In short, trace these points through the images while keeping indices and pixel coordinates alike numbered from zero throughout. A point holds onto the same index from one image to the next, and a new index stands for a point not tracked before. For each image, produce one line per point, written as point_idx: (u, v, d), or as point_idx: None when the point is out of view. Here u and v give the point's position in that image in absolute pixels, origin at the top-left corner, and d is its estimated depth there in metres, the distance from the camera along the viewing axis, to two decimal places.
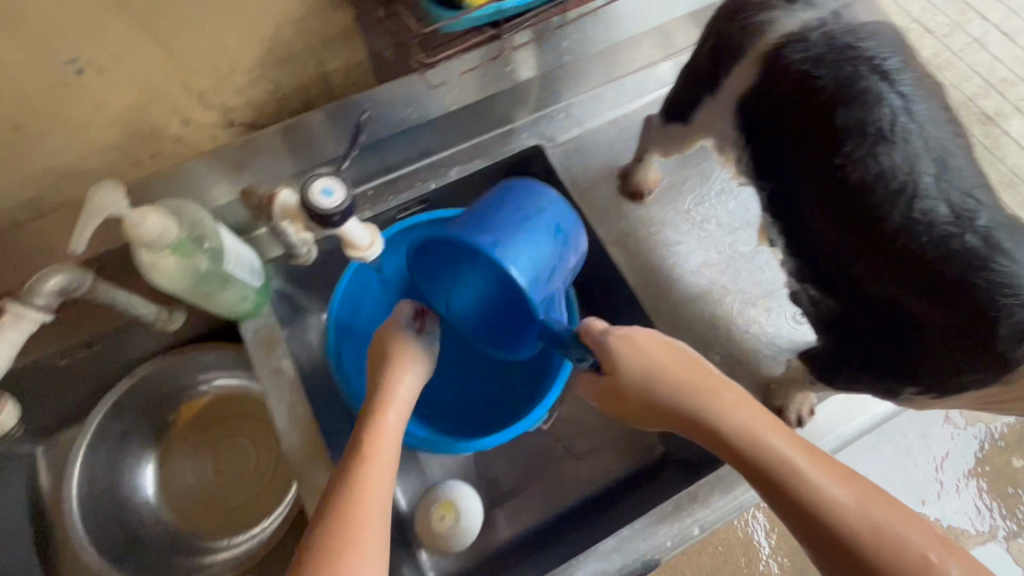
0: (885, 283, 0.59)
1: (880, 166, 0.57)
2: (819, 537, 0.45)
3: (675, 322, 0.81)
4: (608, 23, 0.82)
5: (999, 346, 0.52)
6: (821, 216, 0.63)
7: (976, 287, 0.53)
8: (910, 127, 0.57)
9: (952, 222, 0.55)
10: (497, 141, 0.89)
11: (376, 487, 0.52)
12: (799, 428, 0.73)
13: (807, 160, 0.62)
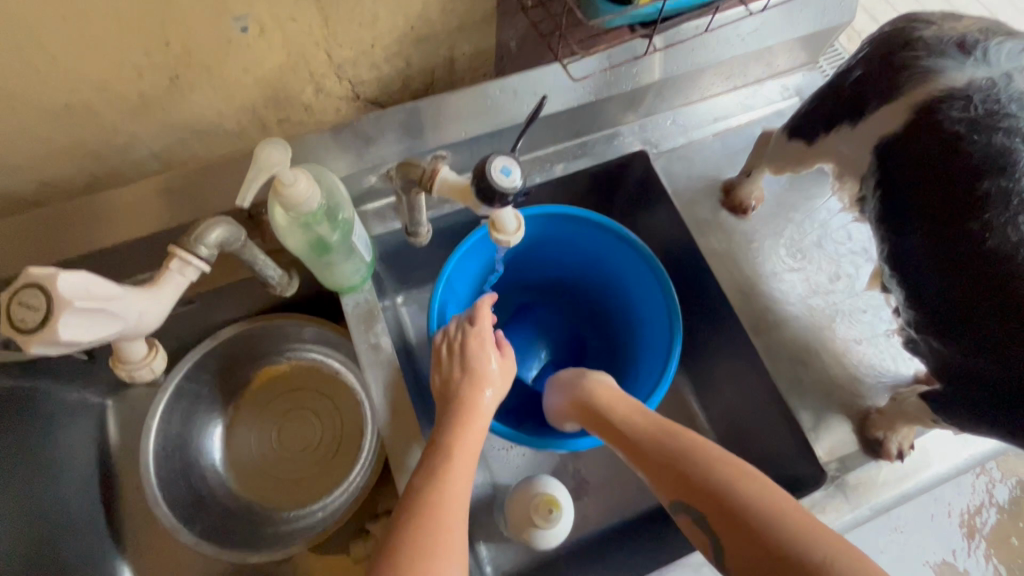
0: (1021, 351, 0.53)
1: (1022, 236, 0.52)
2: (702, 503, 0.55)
3: (774, 340, 0.79)
4: (736, 36, 0.81)
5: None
6: (941, 291, 0.59)
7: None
8: None
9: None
10: (602, 141, 0.89)
11: (452, 489, 0.57)
12: (897, 462, 0.72)
13: (936, 226, 0.57)
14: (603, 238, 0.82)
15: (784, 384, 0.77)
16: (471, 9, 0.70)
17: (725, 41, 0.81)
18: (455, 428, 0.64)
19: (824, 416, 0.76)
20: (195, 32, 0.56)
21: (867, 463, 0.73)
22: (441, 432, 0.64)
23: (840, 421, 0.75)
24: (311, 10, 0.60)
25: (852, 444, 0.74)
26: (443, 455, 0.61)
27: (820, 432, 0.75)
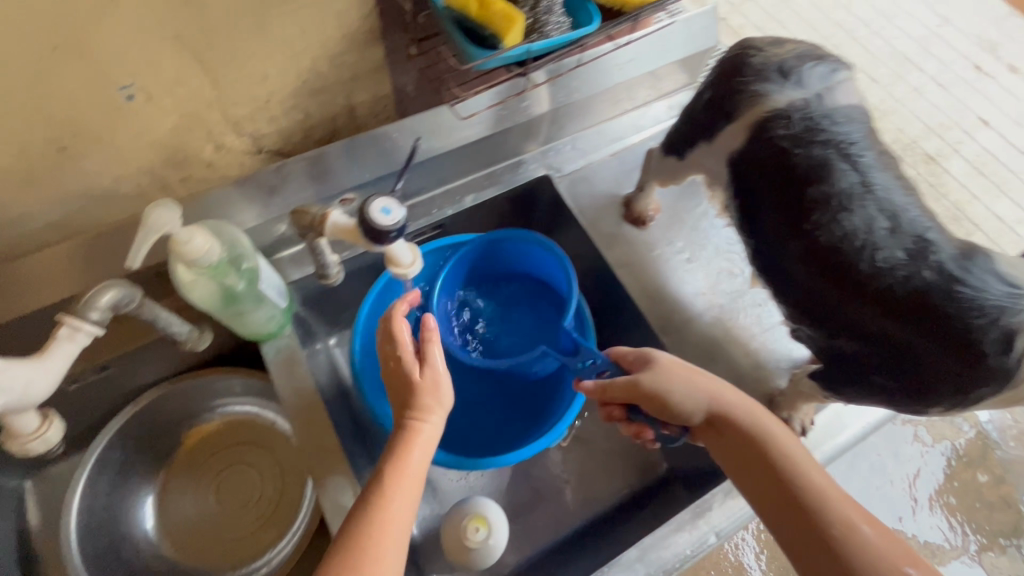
0: (872, 327, 0.59)
1: (846, 228, 0.59)
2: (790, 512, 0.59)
3: (682, 339, 0.85)
4: (615, 64, 0.88)
5: (992, 359, 0.53)
6: (799, 287, 0.65)
7: (950, 316, 0.54)
8: (868, 194, 0.60)
9: (909, 262, 0.57)
10: (508, 169, 0.94)
11: (392, 511, 0.57)
12: (803, 437, 0.78)
13: (784, 229, 0.64)
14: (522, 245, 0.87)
15: None
16: (361, 60, 0.74)
17: (604, 70, 0.88)
18: (393, 446, 0.61)
19: None
20: (80, 105, 0.58)
21: None
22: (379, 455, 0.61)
23: None
24: (196, 73, 0.63)
25: None
26: (380, 479, 0.59)
27: None
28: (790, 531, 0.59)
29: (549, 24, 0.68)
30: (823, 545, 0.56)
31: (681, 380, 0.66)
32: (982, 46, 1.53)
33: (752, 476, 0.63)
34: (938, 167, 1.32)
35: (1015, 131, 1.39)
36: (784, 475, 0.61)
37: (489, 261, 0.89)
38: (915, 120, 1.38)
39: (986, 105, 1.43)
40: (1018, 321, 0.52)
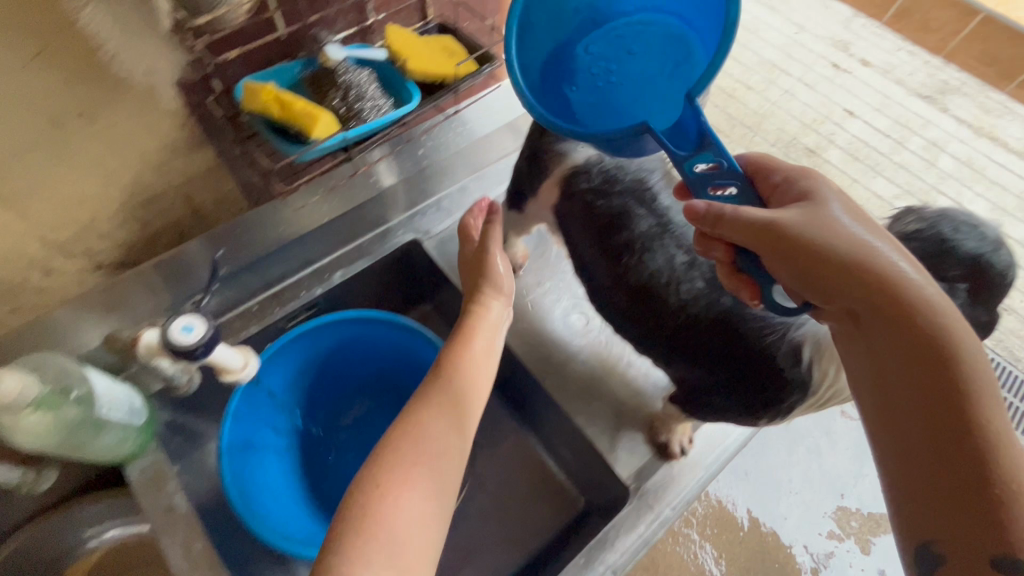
0: (700, 350, 0.65)
1: (655, 263, 0.68)
2: (933, 401, 0.40)
3: (563, 380, 0.88)
4: (454, 131, 0.97)
5: (789, 371, 0.60)
6: (637, 325, 0.71)
7: (747, 334, 0.62)
8: (664, 231, 0.69)
9: (709, 289, 0.65)
10: (376, 240, 0.94)
11: (422, 451, 0.52)
12: (683, 458, 0.81)
13: (610, 274, 0.71)
14: (374, 331, 0.85)
15: (578, 416, 0.85)
16: (189, 165, 0.74)
17: (445, 137, 0.96)
18: (422, 400, 0.58)
19: (618, 434, 0.84)
20: None
21: (663, 468, 0.80)
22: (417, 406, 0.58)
23: (633, 435, 0.84)
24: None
25: (646, 453, 0.82)
26: (420, 423, 0.55)
27: (618, 451, 0.82)
28: (909, 432, 0.40)
29: (364, 105, 0.70)
30: (965, 458, 0.38)
31: (850, 232, 0.46)
32: (836, 46, 1.63)
33: (909, 340, 0.42)
34: (819, 158, 1.42)
35: (876, 115, 1.50)
36: (942, 375, 0.40)
37: (347, 347, 0.87)
38: (793, 119, 1.49)
39: (850, 96, 1.53)
40: (800, 331, 0.60)
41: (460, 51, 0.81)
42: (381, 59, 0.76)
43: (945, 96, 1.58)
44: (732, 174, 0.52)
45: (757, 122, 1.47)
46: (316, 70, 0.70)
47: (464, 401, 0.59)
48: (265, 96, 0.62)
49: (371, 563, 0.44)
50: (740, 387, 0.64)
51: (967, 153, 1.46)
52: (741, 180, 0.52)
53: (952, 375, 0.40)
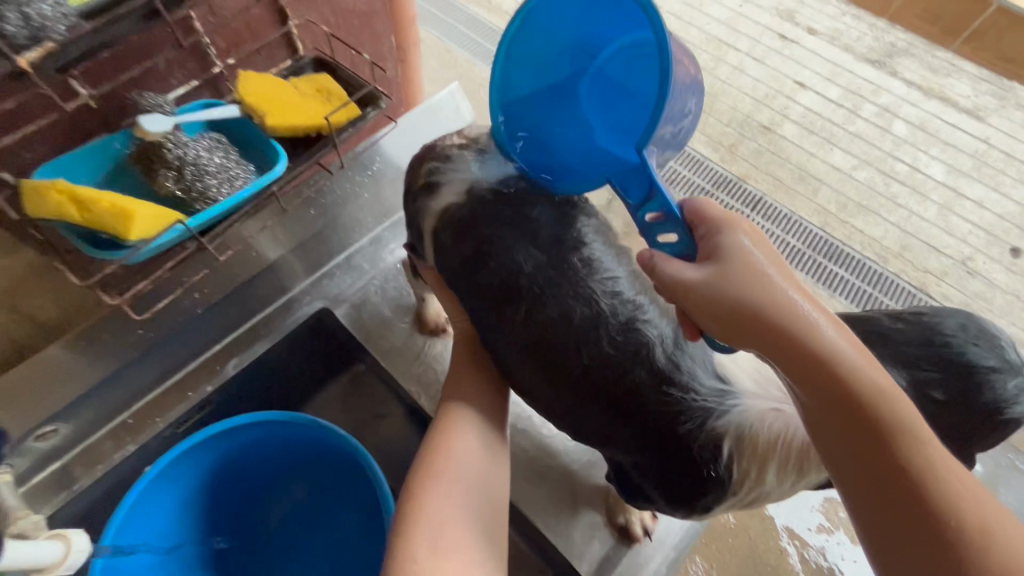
0: (611, 430, 0.55)
1: (549, 320, 0.54)
2: (884, 479, 0.35)
3: (506, 456, 0.77)
4: (352, 179, 0.81)
5: (708, 469, 0.52)
6: (536, 391, 0.58)
7: (661, 424, 0.53)
8: (569, 284, 0.55)
9: (620, 359, 0.53)
10: (277, 314, 0.79)
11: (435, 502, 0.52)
12: (647, 540, 0.71)
13: (503, 332, 0.57)
14: (273, 429, 0.71)
15: (526, 498, 0.74)
16: None
17: (341, 189, 0.80)
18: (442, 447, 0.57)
19: (574, 516, 0.73)
20: None
21: (626, 554, 0.71)
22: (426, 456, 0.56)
23: (590, 514, 0.73)
24: None
25: (607, 539, 0.72)
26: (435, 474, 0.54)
27: (574, 538, 0.72)
28: (856, 488, 0.36)
29: (208, 182, 0.56)
30: (913, 511, 0.34)
31: (766, 270, 0.40)
32: (781, 16, 1.51)
33: (835, 411, 0.36)
34: (774, 135, 1.33)
35: (827, 85, 1.40)
36: (872, 425, 0.35)
37: (251, 449, 0.72)
38: (744, 96, 1.38)
39: (799, 67, 1.42)
40: (722, 422, 0.51)
41: (340, 91, 0.66)
42: (235, 115, 0.61)
43: (894, 58, 1.44)
44: (679, 227, 0.44)
45: (709, 104, 1.37)
46: (139, 143, 0.56)
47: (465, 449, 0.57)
48: (57, 197, 0.48)
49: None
50: (653, 472, 0.55)
51: (920, 116, 1.35)
52: (687, 227, 0.43)
53: (897, 450, 0.35)
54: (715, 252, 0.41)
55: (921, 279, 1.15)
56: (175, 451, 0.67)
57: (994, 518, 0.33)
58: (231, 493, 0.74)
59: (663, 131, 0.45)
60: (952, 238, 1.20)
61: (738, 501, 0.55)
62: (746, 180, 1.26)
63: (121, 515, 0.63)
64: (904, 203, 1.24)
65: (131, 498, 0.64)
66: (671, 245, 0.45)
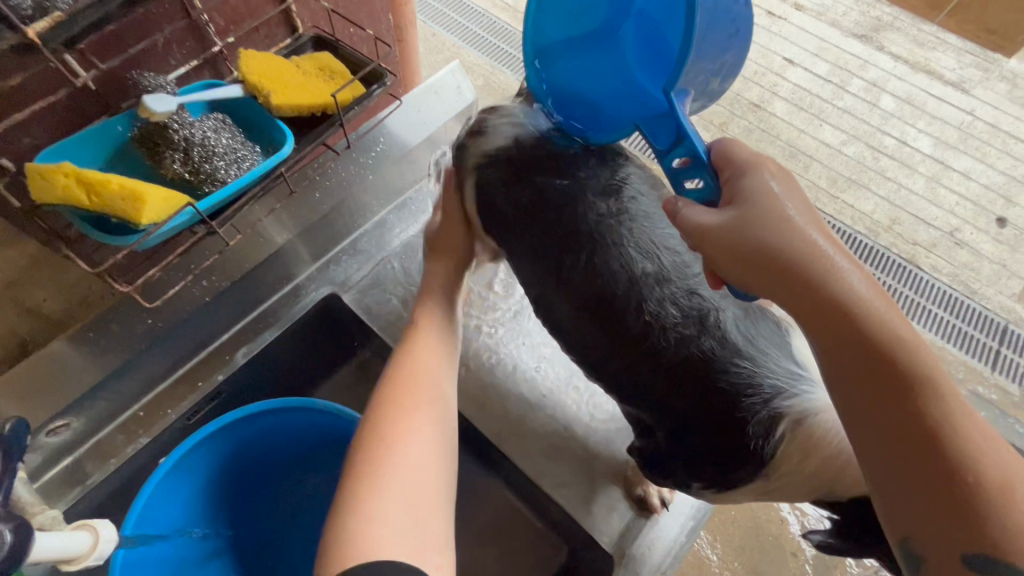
0: (664, 391, 0.55)
1: (604, 281, 0.56)
2: (903, 428, 0.35)
3: (522, 436, 0.77)
4: (358, 162, 0.79)
5: (755, 443, 0.52)
6: (587, 346, 0.60)
7: (715, 388, 0.54)
8: (633, 240, 0.57)
9: (684, 323, 0.55)
10: (284, 303, 0.79)
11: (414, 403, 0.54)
12: (665, 510, 0.72)
13: (559, 291, 0.59)
14: (289, 416, 0.70)
15: (542, 476, 0.75)
16: None
17: (347, 171, 0.78)
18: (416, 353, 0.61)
19: (590, 493, 0.74)
20: None
21: (645, 525, 0.71)
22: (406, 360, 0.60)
23: (607, 490, 0.74)
24: None
25: (626, 513, 0.72)
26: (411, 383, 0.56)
27: (593, 512, 0.72)
28: (877, 437, 0.36)
29: (216, 163, 0.55)
30: (932, 460, 0.34)
31: (792, 217, 0.39)
32: None
33: (860, 362, 0.36)
34: (764, 113, 1.33)
35: (815, 61, 1.40)
36: (898, 375, 0.35)
37: (267, 437, 0.71)
38: None
39: (787, 44, 1.42)
40: (788, 404, 0.52)
41: (343, 69, 0.64)
42: (238, 95, 0.60)
43: (880, 33, 1.44)
44: (704, 171, 0.43)
45: None
46: (142, 124, 0.54)
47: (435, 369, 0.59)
48: (64, 180, 0.46)
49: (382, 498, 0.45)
50: (687, 442, 0.56)
51: (907, 90, 1.36)
52: (713, 172, 0.43)
53: (918, 402, 0.35)
54: (742, 199, 0.40)
55: (911, 251, 1.16)
56: (190, 440, 0.66)
57: (1006, 464, 0.34)
58: (244, 482, 0.73)
59: (694, 73, 0.44)
60: (940, 209, 1.22)
61: (764, 485, 0.54)
62: None
63: (139, 508, 0.62)
64: (894, 176, 1.25)
65: (150, 488, 0.63)
66: (695, 193, 0.45)
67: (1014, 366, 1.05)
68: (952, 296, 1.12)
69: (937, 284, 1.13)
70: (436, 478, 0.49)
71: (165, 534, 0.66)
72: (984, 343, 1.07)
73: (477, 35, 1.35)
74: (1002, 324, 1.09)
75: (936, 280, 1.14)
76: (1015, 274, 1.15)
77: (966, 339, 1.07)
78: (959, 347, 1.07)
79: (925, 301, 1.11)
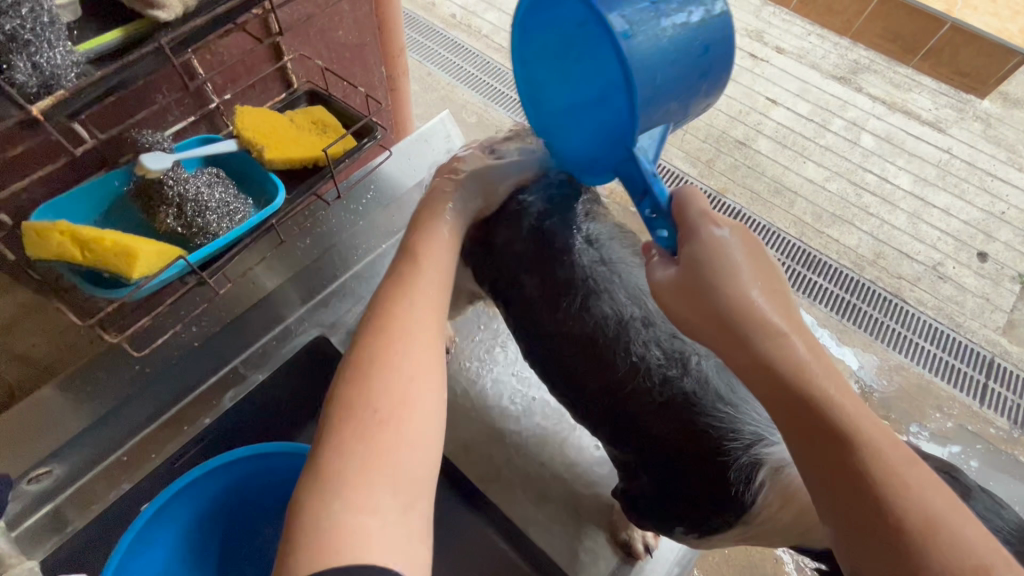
0: (652, 435, 0.56)
1: (591, 321, 0.59)
2: (832, 470, 0.38)
3: (508, 478, 0.77)
4: (350, 210, 0.84)
5: (736, 487, 0.53)
6: (574, 393, 0.62)
7: (700, 432, 0.54)
8: (617, 285, 0.60)
9: (669, 363, 0.57)
10: (274, 344, 0.80)
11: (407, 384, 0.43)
12: (649, 557, 0.71)
13: (556, 335, 0.61)
14: (271, 460, 0.70)
15: (528, 521, 0.75)
16: None
17: (338, 219, 0.83)
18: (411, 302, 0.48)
19: (577, 537, 0.73)
20: None
21: (630, 571, 0.71)
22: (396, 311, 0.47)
23: (593, 533, 0.74)
24: None
25: (611, 558, 0.72)
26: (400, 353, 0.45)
27: (579, 558, 0.72)
28: (820, 484, 0.38)
29: (208, 217, 0.56)
30: (864, 513, 0.36)
31: (737, 276, 0.42)
32: (750, 36, 1.57)
33: (792, 408, 0.40)
34: (749, 150, 1.38)
35: (797, 101, 1.46)
36: (830, 426, 0.38)
37: (250, 483, 0.71)
38: (719, 113, 1.43)
39: (770, 85, 1.48)
40: (767, 450, 0.53)
41: (335, 124, 0.67)
42: (233, 151, 0.62)
43: (858, 75, 1.51)
44: (667, 223, 0.45)
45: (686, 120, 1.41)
46: (139, 180, 0.57)
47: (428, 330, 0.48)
48: (59, 238, 0.48)
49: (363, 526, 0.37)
50: (670, 484, 0.57)
51: (886, 129, 1.41)
52: (674, 221, 0.44)
53: (848, 448, 0.37)
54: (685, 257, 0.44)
55: (896, 285, 1.19)
56: (170, 488, 0.65)
57: (935, 503, 0.36)
58: (228, 530, 0.73)
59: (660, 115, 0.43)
60: (923, 244, 1.25)
61: (744, 531, 0.54)
62: (725, 193, 1.30)
63: (117, 559, 0.61)
64: (876, 213, 1.29)
65: (129, 537, 0.62)
66: (664, 240, 0.46)
67: (1002, 400, 1.07)
68: (939, 329, 1.14)
69: (924, 318, 1.15)
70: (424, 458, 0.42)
71: None
72: (971, 376, 1.09)
73: (471, 74, 1.40)
74: (989, 357, 1.11)
75: (922, 313, 1.16)
76: (997, 308, 1.18)
77: (954, 372, 1.09)
78: (947, 381, 1.08)
79: (911, 334, 1.13)
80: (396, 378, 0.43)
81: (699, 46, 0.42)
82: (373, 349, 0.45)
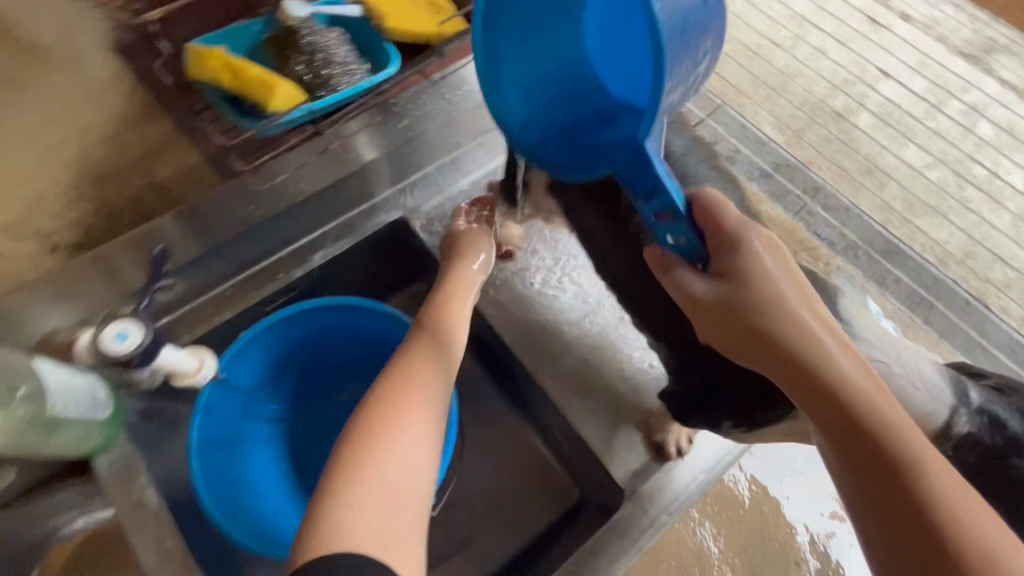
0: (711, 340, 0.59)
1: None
2: (870, 470, 0.42)
3: (556, 369, 0.83)
4: (443, 96, 0.81)
5: None
6: (635, 296, 0.65)
7: None
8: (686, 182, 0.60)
9: None
10: (362, 217, 0.87)
11: (403, 438, 0.51)
12: (680, 459, 0.76)
13: (626, 237, 0.63)
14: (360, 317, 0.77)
15: (571, 410, 0.80)
16: None
17: (433, 104, 0.81)
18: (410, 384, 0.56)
19: (613, 433, 0.79)
20: None
21: (659, 469, 0.76)
22: (397, 387, 0.56)
23: (629, 432, 0.79)
24: None
25: (643, 455, 0.77)
26: (401, 417, 0.53)
27: (613, 451, 0.77)
28: (868, 493, 0.43)
29: (332, 71, 0.62)
30: (900, 512, 0.41)
31: (780, 294, 0.48)
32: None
33: (829, 419, 0.44)
34: (847, 124, 1.29)
35: (913, 76, 1.34)
36: (879, 439, 0.42)
37: (333, 333, 0.80)
38: (821, 80, 1.34)
39: (885, 55, 1.37)
40: None
41: (450, 5, 0.69)
42: (356, 16, 0.67)
43: (991, 55, 1.37)
44: (682, 224, 0.50)
45: (782, 83, 1.33)
46: (277, 29, 0.63)
47: (428, 403, 0.56)
48: (214, 62, 0.55)
49: (354, 515, 0.45)
50: (725, 383, 0.60)
51: (1009, 120, 1.30)
52: (694, 228, 0.51)
53: (885, 450, 0.42)
54: (732, 275, 0.49)
55: (980, 289, 1.13)
56: (271, 316, 0.74)
57: (963, 499, 0.41)
58: (305, 372, 0.84)
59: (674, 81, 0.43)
60: (1021, 249, 1.17)
61: (794, 426, 0.56)
62: (810, 165, 1.23)
63: (233, 350, 0.73)
64: (976, 209, 1.21)
65: (240, 342, 0.73)
66: (672, 247, 0.53)
67: None
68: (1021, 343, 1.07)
69: (1005, 330, 1.07)
70: (422, 484, 0.50)
71: (236, 396, 0.76)
72: None
73: None
74: None
75: (1003, 319, 1.10)
76: None
77: None
78: None
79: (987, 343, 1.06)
80: (393, 438, 0.51)
81: (700, 29, 0.43)
82: (377, 410, 0.53)
